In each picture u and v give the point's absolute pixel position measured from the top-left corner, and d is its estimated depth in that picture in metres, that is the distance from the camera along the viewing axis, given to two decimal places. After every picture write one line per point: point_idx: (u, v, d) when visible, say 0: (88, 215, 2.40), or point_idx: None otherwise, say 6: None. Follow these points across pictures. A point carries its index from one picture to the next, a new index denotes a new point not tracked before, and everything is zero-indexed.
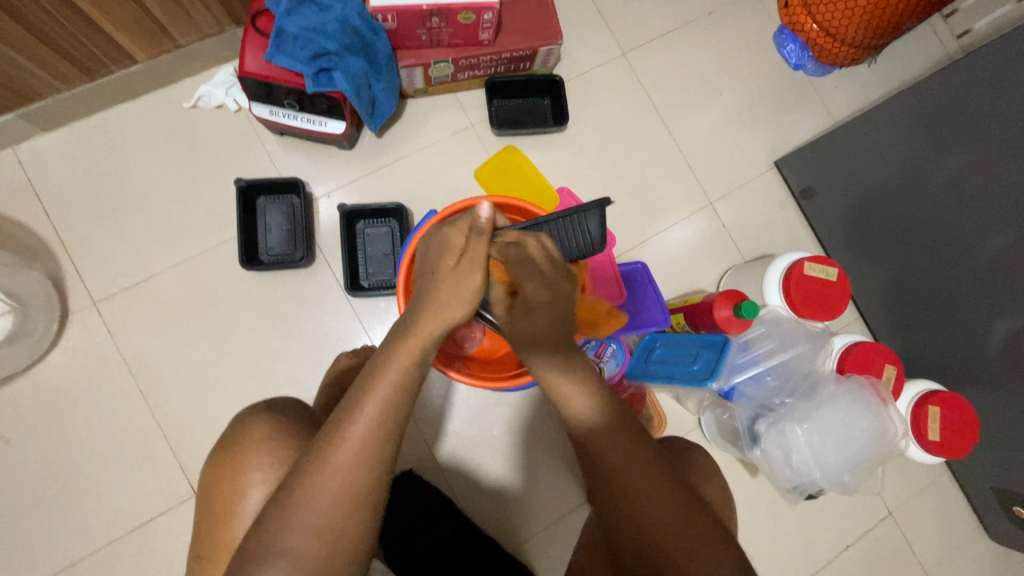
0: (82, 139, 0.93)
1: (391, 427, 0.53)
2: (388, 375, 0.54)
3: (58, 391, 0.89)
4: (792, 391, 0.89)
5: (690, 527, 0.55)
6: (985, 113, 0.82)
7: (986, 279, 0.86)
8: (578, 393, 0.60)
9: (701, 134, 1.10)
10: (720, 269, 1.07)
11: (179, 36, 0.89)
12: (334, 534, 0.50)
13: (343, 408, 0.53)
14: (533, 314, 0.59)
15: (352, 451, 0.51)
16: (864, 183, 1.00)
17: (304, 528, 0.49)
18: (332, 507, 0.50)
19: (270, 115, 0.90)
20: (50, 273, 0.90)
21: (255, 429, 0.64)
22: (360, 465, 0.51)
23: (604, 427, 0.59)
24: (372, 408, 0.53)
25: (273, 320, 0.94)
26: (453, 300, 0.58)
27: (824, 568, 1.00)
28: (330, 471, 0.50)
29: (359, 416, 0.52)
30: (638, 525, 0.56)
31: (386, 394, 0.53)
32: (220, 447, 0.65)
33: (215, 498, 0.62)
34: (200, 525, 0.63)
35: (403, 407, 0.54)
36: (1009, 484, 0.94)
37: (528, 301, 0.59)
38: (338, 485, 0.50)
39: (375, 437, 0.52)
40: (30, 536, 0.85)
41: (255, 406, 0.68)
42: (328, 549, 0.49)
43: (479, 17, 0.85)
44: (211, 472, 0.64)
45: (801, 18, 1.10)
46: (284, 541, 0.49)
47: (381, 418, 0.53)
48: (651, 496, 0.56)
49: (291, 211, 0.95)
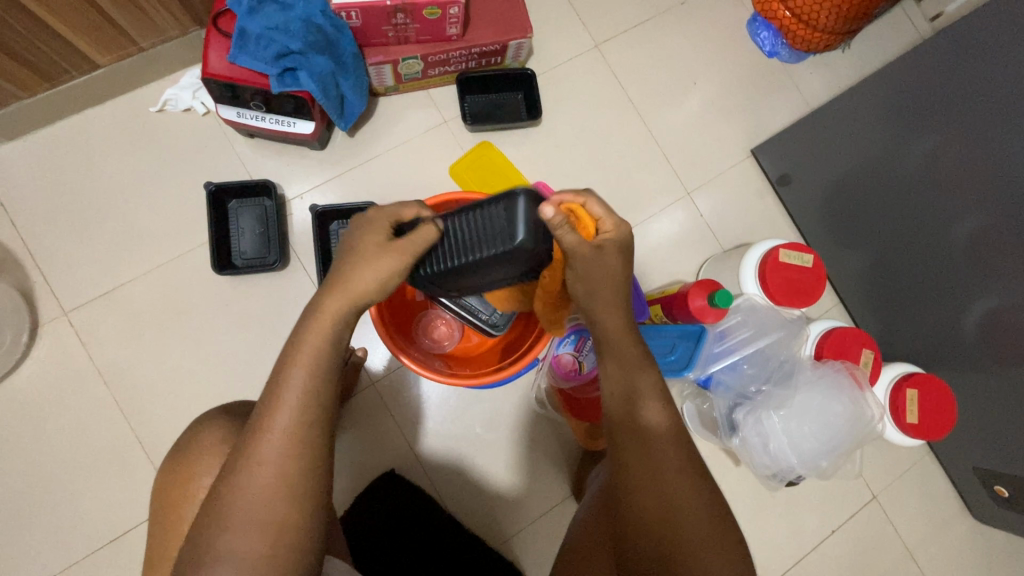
0: (46, 147, 0.92)
1: (315, 415, 0.53)
2: (302, 362, 0.53)
3: (31, 403, 0.87)
4: (769, 377, 0.90)
5: (710, 517, 0.53)
6: (958, 93, 0.81)
7: (962, 259, 0.86)
8: (633, 372, 0.58)
9: (677, 125, 1.10)
10: (699, 260, 1.06)
11: (141, 39, 0.87)
12: (272, 530, 0.49)
13: (265, 402, 0.53)
14: (617, 256, 0.60)
15: (277, 442, 0.51)
16: (840, 167, 1.00)
17: (242, 526, 0.49)
18: (268, 502, 0.49)
19: (238, 117, 0.89)
20: (18, 283, 0.89)
21: (205, 433, 0.64)
22: (289, 455, 0.51)
23: (651, 414, 0.56)
24: (292, 397, 0.52)
25: (249, 323, 0.93)
26: (366, 280, 0.57)
27: (809, 553, 1.01)
28: (258, 467, 0.50)
29: (280, 406, 0.52)
30: (660, 509, 0.53)
31: (305, 380, 0.53)
32: (172, 454, 0.64)
33: (168, 507, 0.61)
34: (156, 536, 0.62)
35: (326, 394, 0.54)
36: (990, 463, 0.94)
37: (607, 244, 0.59)
38: (269, 478, 0.50)
39: (300, 425, 0.52)
40: (7, 549, 0.84)
41: (212, 411, 0.68)
42: (268, 546, 0.49)
43: (445, 12, 0.84)
44: (164, 480, 0.64)
45: (773, 5, 1.09)
46: (221, 543, 0.48)
47: (302, 405, 0.52)
48: (679, 481, 0.53)
49: (263, 214, 0.93)
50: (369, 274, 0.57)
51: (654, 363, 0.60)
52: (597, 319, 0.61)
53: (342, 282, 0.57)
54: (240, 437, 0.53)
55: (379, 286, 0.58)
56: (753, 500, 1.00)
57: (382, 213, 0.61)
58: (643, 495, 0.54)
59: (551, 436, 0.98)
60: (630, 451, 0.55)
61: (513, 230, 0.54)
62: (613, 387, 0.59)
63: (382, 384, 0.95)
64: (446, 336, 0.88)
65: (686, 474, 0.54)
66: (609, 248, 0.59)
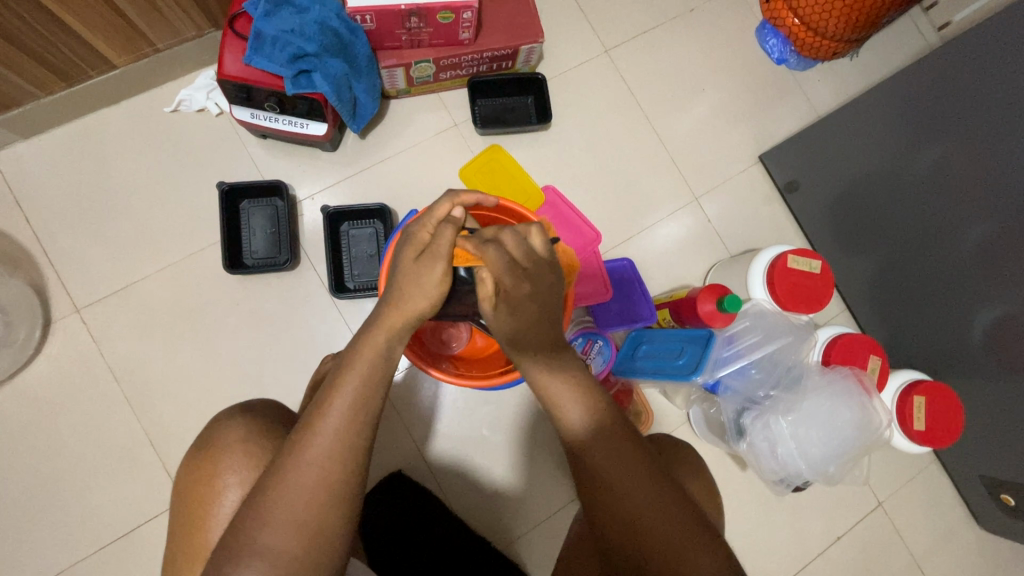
0: (61, 146, 0.93)
1: (363, 421, 0.53)
2: (356, 370, 0.55)
3: (43, 400, 0.88)
4: (776, 383, 0.90)
5: (672, 513, 0.55)
6: (963, 102, 0.82)
7: (970, 267, 0.86)
8: (569, 396, 0.59)
9: (686, 131, 1.11)
10: (707, 265, 1.07)
11: (158, 40, 0.88)
12: (310, 529, 0.50)
13: (319, 402, 0.54)
14: (510, 311, 0.58)
15: (326, 444, 0.52)
16: (847, 175, 1.01)
17: (280, 525, 0.49)
18: (309, 502, 0.50)
19: (252, 118, 0.90)
20: (32, 281, 0.90)
21: (230, 431, 0.64)
22: (335, 458, 0.51)
23: (593, 434, 0.58)
24: (342, 403, 0.53)
25: (259, 323, 0.93)
26: (416, 293, 0.58)
27: (815, 559, 1.01)
28: (303, 466, 0.51)
29: (332, 408, 0.53)
30: (614, 512, 0.55)
31: (354, 387, 0.54)
32: (195, 452, 0.65)
33: (191, 502, 0.62)
34: (177, 531, 0.62)
35: (375, 400, 0.55)
36: (996, 471, 0.94)
37: (507, 295, 0.57)
38: (313, 481, 0.50)
39: (348, 432, 0.52)
40: (18, 545, 0.85)
41: (233, 408, 0.68)
42: (305, 544, 0.49)
43: (458, 16, 0.84)
44: (185, 478, 0.64)
45: (782, 12, 1.09)
46: (261, 538, 0.49)
47: (352, 411, 0.53)
48: (637, 484, 0.55)
49: (274, 214, 0.94)
50: (415, 290, 0.58)
51: (594, 384, 0.61)
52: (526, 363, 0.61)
53: (395, 301, 0.58)
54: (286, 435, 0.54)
55: (427, 298, 0.58)
56: (759, 506, 1.00)
57: (423, 225, 0.60)
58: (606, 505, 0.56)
59: (558, 439, 0.98)
60: (592, 468, 0.57)
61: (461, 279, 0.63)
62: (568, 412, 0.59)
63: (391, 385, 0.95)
64: (456, 338, 0.88)
65: (651, 483, 0.56)
66: (506, 304, 0.57)
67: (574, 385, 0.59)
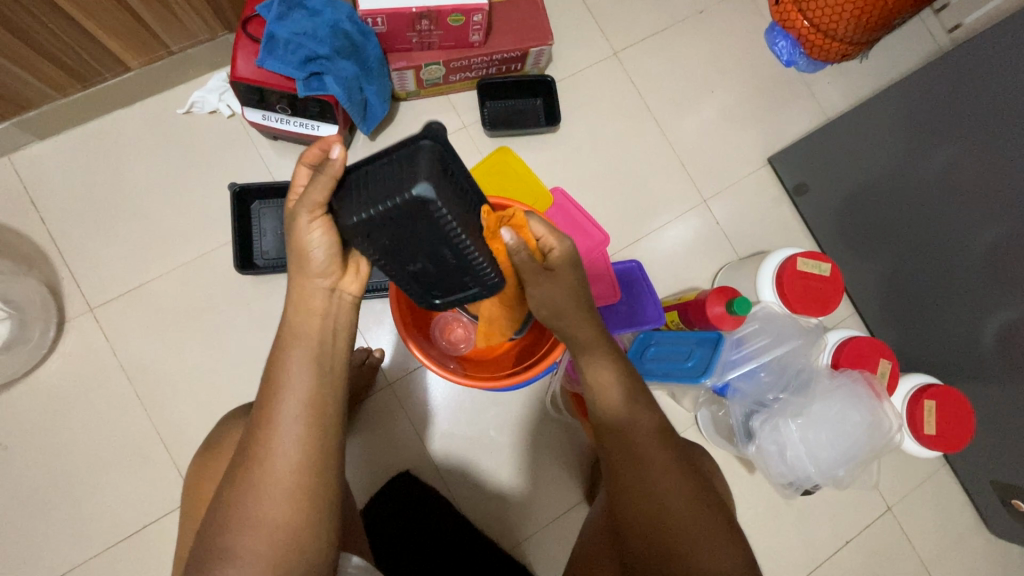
0: (75, 146, 0.94)
1: (316, 415, 0.53)
2: (294, 357, 0.54)
3: (56, 397, 0.89)
4: (786, 386, 0.90)
5: (704, 511, 0.55)
6: (975, 106, 0.82)
7: (982, 270, 0.86)
8: (613, 380, 0.61)
9: (694, 133, 1.11)
10: (715, 267, 1.07)
11: (172, 42, 0.89)
12: (271, 528, 0.50)
13: (267, 395, 0.53)
14: (563, 280, 0.62)
15: (281, 440, 0.51)
16: (857, 177, 1.01)
17: (245, 526, 0.49)
18: (273, 499, 0.50)
19: (263, 119, 0.90)
20: (47, 280, 0.91)
21: (234, 429, 0.65)
22: (293, 456, 0.51)
23: (633, 418, 0.59)
24: (292, 395, 0.52)
25: (270, 323, 0.94)
26: (304, 250, 0.53)
27: (823, 563, 1.00)
28: (265, 464, 0.51)
29: (283, 400, 0.52)
30: (651, 501, 0.55)
31: (299, 378, 0.53)
32: (204, 449, 0.66)
33: (199, 498, 0.63)
34: (187, 527, 0.63)
35: (323, 392, 0.54)
36: (1006, 477, 0.94)
37: (558, 268, 0.62)
38: (277, 481, 0.51)
39: (302, 426, 0.52)
40: (31, 541, 0.86)
41: (242, 407, 0.69)
42: (268, 543, 0.49)
43: (468, 19, 0.85)
44: (195, 474, 0.65)
45: (792, 15, 1.09)
46: (228, 538, 0.49)
47: (299, 405, 0.52)
48: (673, 477, 0.56)
49: (285, 215, 0.95)
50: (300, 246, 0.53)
51: (635, 374, 0.63)
52: (566, 332, 0.63)
53: (297, 273, 0.55)
54: (247, 433, 0.53)
55: (314, 248, 0.53)
56: (767, 509, 1.00)
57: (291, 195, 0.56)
58: (631, 497, 0.57)
59: (565, 440, 0.98)
60: (624, 457, 0.58)
61: (349, 235, 0.51)
62: (609, 397, 0.61)
63: (400, 385, 0.96)
64: (462, 339, 0.87)
65: (676, 475, 0.56)
66: (559, 266, 0.62)
67: (621, 369, 0.62)
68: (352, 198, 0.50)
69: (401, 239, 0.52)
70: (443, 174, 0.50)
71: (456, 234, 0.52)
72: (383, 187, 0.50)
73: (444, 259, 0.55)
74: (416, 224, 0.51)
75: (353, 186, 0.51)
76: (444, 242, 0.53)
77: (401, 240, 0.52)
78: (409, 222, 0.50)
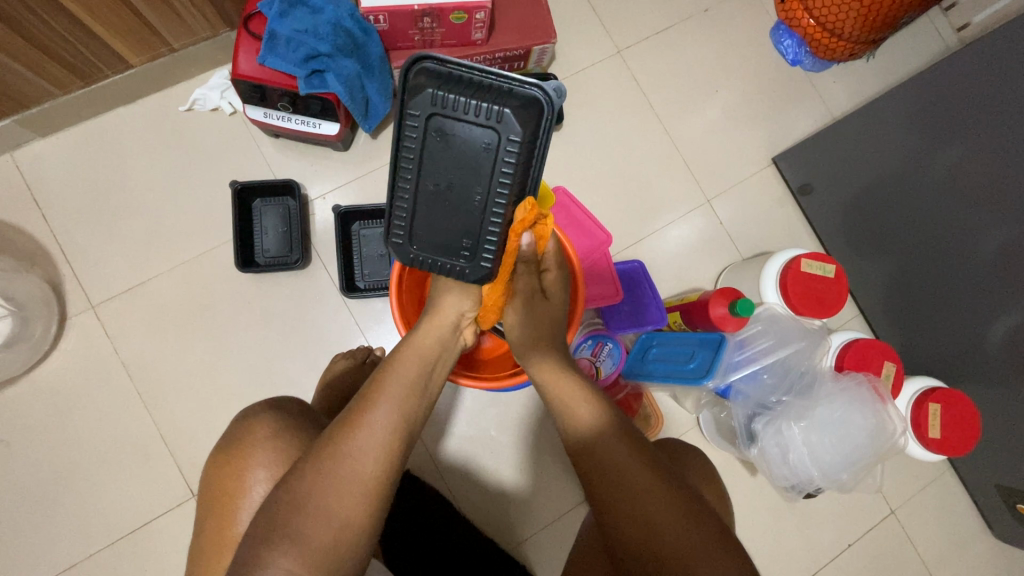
0: (78, 143, 0.94)
1: (404, 430, 0.55)
2: (401, 377, 0.58)
3: (58, 394, 0.89)
4: (790, 388, 0.89)
5: (693, 525, 0.54)
6: (984, 108, 0.81)
7: (988, 274, 0.85)
8: (582, 401, 0.62)
9: (699, 132, 1.10)
10: (719, 267, 1.06)
11: (173, 40, 0.89)
12: (337, 523, 0.49)
13: (367, 399, 0.55)
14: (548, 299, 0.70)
15: (377, 438, 0.53)
16: (864, 178, 0.99)
17: (318, 512, 0.48)
18: (351, 497, 0.50)
19: (264, 118, 0.90)
20: (48, 278, 0.91)
21: (257, 427, 0.64)
22: (381, 459, 0.52)
23: (609, 432, 0.59)
24: (391, 404, 0.55)
25: (272, 321, 0.94)
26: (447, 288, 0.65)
27: (825, 566, 0.99)
28: (347, 460, 0.51)
29: (380, 407, 0.55)
30: (642, 519, 0.54)
31: (401, 396, 0.56)
32: (222, 446, 0.65)
33: (219, 495, 0.63)
34: (206, 524, 0.63)
35: (413, 414, 0.57)
36: (1012, 482, 0.93)
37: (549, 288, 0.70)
38: (357, 479, 0.50)
39: (394, 435, 0.54)
40: (32, 537, 0.86)
41: (259, 404, 0.68)
42: (332, 538, 0.48)
43: (471, 16, 0.84)
44: (213, 470, 0.65)
45: (796, 13, 1.08)
46: (294, 523, 0.48)
47: (394, 416, 0.55)
48: (652, 490, 0.55)
49: (286, 213, 0.95)
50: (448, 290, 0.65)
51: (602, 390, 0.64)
52: (533, 357, 0.67)
53: (432, 312, 0.65)
54: (329, 430, 0.54)
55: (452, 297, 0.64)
56: (770, 514, 0.99)
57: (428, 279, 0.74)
58: (619, 515, 0.56)
59: None
60: (602, 479, 0.57)
61: (412, 102, 0.55)
62: (579, 421, 0.61)
63: None
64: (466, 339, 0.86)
65: (661, 488, 0.55)
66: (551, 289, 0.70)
67: (588, 390, 0.63)
68: (435, 73, 0.55)
69: (447, 151, 0.56)
70: (529, 127, 0.56)
71: (489, 174, 0.56)
72: (484, 109, 0.54)
73: (458, 214, 0.57)
74: (482, 152, 0.55)
75: (454, 83, 0.55)
76: (479, 189, 0.57)
77: (456, 160, 0.56)
78: (472, 136, 0.55)
